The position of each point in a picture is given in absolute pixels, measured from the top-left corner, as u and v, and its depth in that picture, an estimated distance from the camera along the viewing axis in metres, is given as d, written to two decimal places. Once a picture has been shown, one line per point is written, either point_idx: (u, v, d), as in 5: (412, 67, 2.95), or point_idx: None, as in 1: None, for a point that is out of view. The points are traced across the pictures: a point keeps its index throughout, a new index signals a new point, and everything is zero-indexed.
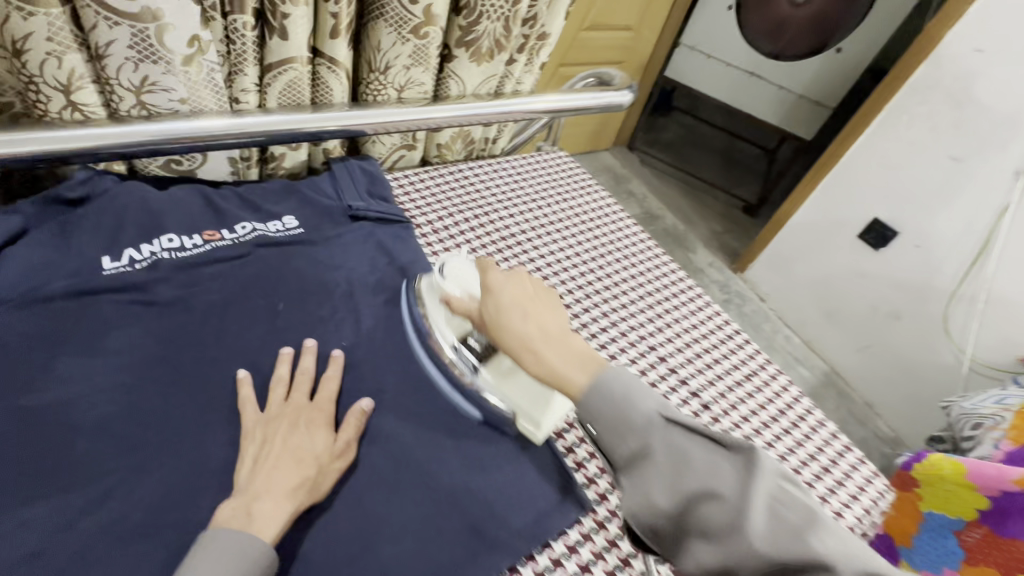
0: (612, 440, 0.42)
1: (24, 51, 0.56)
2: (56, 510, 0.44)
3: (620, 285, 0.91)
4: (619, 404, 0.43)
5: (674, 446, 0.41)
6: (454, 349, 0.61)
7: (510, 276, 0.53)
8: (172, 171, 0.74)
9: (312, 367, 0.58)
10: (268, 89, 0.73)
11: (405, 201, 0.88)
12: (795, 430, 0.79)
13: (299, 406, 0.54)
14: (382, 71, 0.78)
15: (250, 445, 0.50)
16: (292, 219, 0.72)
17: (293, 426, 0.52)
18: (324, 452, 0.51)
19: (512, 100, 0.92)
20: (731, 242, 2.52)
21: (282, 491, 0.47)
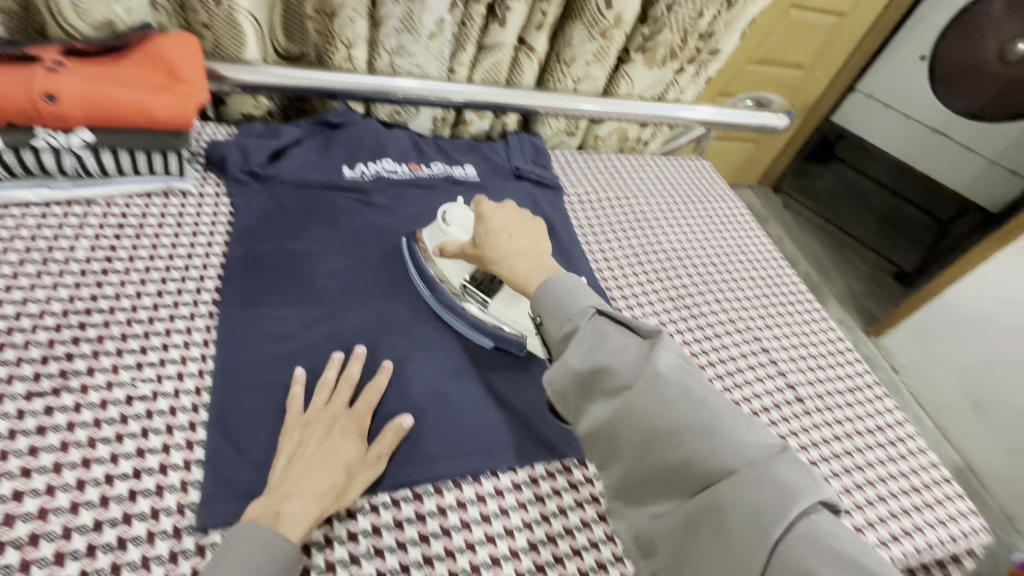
0: (552, 336, 0.55)
1: (336, 16, 0.80)
2: (300, 316, 0.64)
3: (752, 282, 0.93)
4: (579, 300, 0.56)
5: (603, 336, 0.53)
6: (461, 288, 0.69)
7: (498, 209, 0.67)
8: (393, 120, 0.96)
9: (356, 375, 0.60)
10: (477, 66, 0.92)
11: (559, 172, 1.02)
12: (907, 454, 0.75)
13: (335, 413, 0.56)
14: (567, 64, 0.93)
15: (286, 443, 0.53)
16: (472, 168, 0.90)
17: (326, 434, 0.54)
18: (355, 460, 0.53)
19: (671, 106, 1.03)
20: (870, 304, 2.33)
21: (311, 494, 0.49)
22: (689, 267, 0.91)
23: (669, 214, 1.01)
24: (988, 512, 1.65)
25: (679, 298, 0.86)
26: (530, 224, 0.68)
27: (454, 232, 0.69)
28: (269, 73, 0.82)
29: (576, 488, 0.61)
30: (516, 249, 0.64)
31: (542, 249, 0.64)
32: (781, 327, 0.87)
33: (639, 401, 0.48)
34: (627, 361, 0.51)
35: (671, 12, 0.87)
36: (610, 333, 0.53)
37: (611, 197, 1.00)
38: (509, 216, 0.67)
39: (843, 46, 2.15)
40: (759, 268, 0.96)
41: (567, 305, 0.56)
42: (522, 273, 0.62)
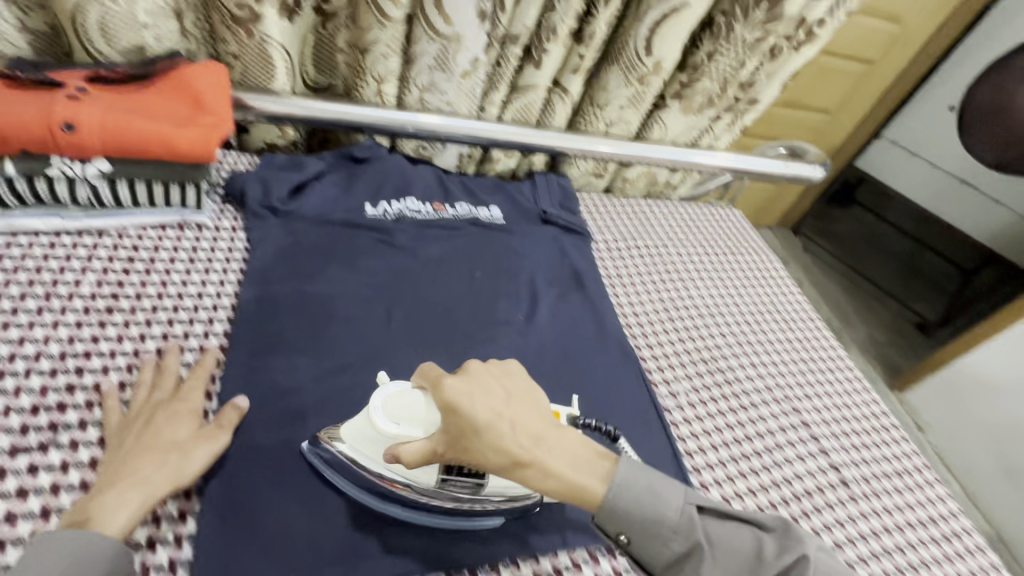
0: (649, 544, 0.50)
1: (368, 51, 0.77)
2: (312, 367, 0.60)
3: (781, 348, 0.90)
4: (658, 501, 0.50)
5: (712, 536, 0.51)
6: (438, 484, 0.53)
7: (488, 377, 0.51)
8: (418, 155, 0.94)
9: (175, 365, 0.57)
10: (508, 105, 0.90)
11: (588, 217, 0.99)
12: (949, 543, 0.72)
13: (156, 403, 0.53)
14: (601, 107, 0.91)
15: (110, 445, 0.50)
16: (498, 209, 0.87)
17: (145, 424, 0.51)
18: (185, 438, 0.50)
19: (704, 153, 0.99)
20: (892, 355, 2.26)
21: (134, 480, 0.46)
22: (716, 329, 0.89)
23: (697, 269, 0.98)
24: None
25: (706, 364, 0.83)
26: (503, 387, 0.51)
27: (405, 432, 0.50)
28: (295, 104, 0.79)
29: None
30: (528, 442, 0.49)
31: (546, 427, 0.50)
32: (814, 396, 0.85)
33: (648, 541, 0.50)
34: (676, 510, 0.51)
35: (713, 61, 0.83)
36: (712, 524, 0.52)
37: (642, 247, 0.98)
38: (488, 392, 0.50)
39: (870, 93, 2.13)
40: (790, 331, 0.94)
41: (645, 512, 0.50)
42: (565, 480, 0.49)
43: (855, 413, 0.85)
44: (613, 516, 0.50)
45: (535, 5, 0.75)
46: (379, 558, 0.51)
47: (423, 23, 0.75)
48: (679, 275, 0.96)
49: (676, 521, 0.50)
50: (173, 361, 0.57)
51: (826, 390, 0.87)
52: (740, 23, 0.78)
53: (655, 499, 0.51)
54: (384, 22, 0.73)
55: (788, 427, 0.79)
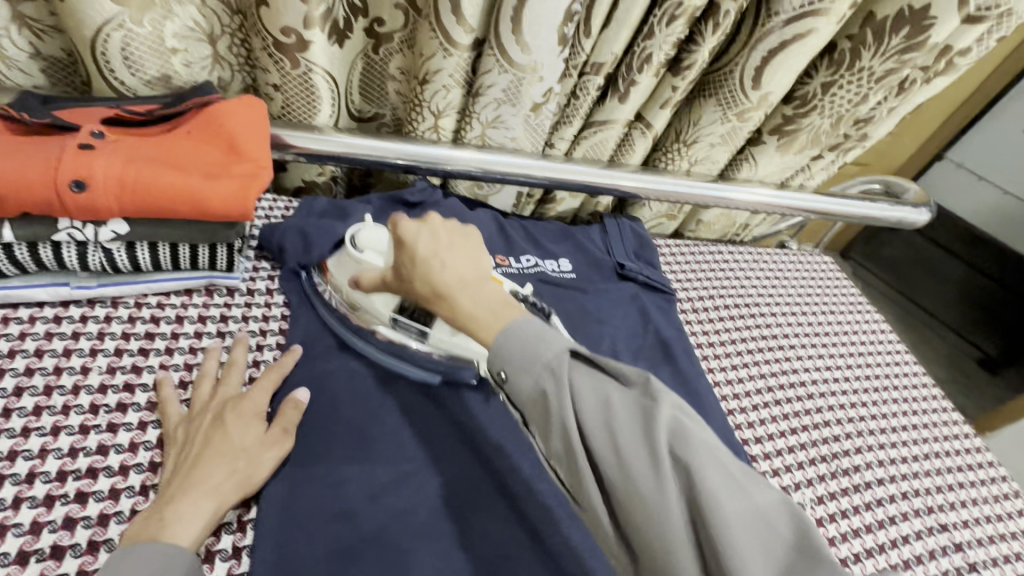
0: (519, 379, 0.39)
1: (428, 81, 0.66)
2: (366, 478, 0.49)
3: (905, 434, 0.76)
4: (602, 405, 0.37)
5: (582, 386, 0.38)
6: (391, 324, 0.58)
7: (435, 236, 0.50)
8: (473, 195, 0.83)
9: (240, 359, 0.54)
10: (580, 141, 0.78)
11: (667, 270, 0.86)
12: None
13: (222, 398, 0.50)
14: (687, 144, 0.79)
15: (172, 448, 0.47)
16: (567, 262, 0.75)
17: (215, 422, 0.48)
18: (251, 444, 0.47)
19: (799, 195, 0.86)
20: (956, 396, 2.09)
21: (207, 488, 0.43)
22: (825, 411, 0.75)
23: (794, 331, 0.84)
24: None
25: (821, 459, 0.70)
26: (460, 243, 0.50)
27: (368, 258, 0.56)
28: (340, 143, 0.69)
29: None
30: (453, 280, 0.46)
31: (490, 275, 0.48)
32: (956, 505, 0.70)
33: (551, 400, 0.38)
34: (616, 405, 0.37)
35: (829, 93, 0.70)
36: (586, 375, 0.39)
37: (733, 308, 0.84)
38: (438, 234, 0.50)
39: (937, 113, 1.97)
40: (913, 414, 0.79)
41: (538, 355, 0.39)
42: (466, 314, 0.44)
43: (1007, 524, 0.70)
44: (499, 351, 0.40)
45: (627, 29, 0.63)
46: None
47: (495, 51, 0.63)
48: (778, 343, 0.82)
49: (549, 366, 0.39)
50: (241, 355, 0.54)
51: (967, 491, 0.72)
52: (869, 51, 0.64)
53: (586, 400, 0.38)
54: (449, 49, 0.62)
55: (935, 552, 0.64)
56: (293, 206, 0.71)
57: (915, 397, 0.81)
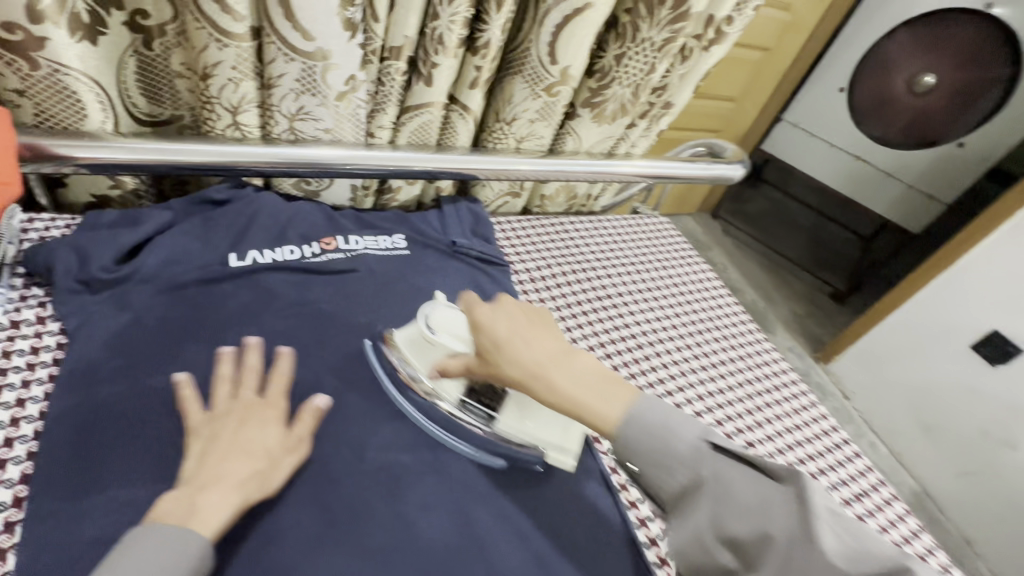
0: (661, 476, 0.48)
1: (211, 75, 0.62)
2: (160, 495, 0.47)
3: (719, 366, 0.87)
4: (751, 496, 0.46)
5: (722, 472, 0.47)
6: (459, 405, 0.58)
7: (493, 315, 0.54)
8: (301, 191, 0.80)
9: (257, 365, 0.54)
10: (401, 127, 0.77)
11: (507, 246, 0.89)
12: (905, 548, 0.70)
13: (248, 403, 0.51)
14: (507, 122, 0.81)
15: (194, 443, 0.47)
16: (401, 237, 0.77)
17: (241, 422, 0.49)
18: (275, 446, 0.49)
19: (623, 162, 0.92)
20: (813, 327, 2.36)
21: (231, 484, 0.45)
22: (654, 357, 0.84)
23: (629, 291, 0.92)
24: (949, 538, 1.66)
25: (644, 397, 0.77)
26: (545, 319, 0.57)
27: (444, 342, 0.58)
28: (121, 147, 0.62)
29: None
30: (545, 357, 0.52)
31: (571, 348, 0.54)
32: (761, 421, 0.81)
33: (653, 472, 0.48)
34: (749, 492, 0.46)
35: (622, 64, 0.76)
36: (726, 464, 0.48)
37: (568, 274, 0.89)
38: (512, 317, 0.55)
39: (768, 80, 2.20)
40: (728, 348, 0.91)
41: (677, 452, 0.48)
42: (557, 393, 0.50)
43: (801, 426, 0.83)
44: (625, 445, 0.49)
45: (413, 12, 0.63)
46: None
47: (275, 38, 0.60)
48: (611, 302, 0.89)
49: (688, 455, 0.48)
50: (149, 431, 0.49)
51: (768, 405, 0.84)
52: (646, 22, 0.71)
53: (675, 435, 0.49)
54: (223, 41, 0.58)
55: None
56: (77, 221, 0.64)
57: (731, 333, 0.93)
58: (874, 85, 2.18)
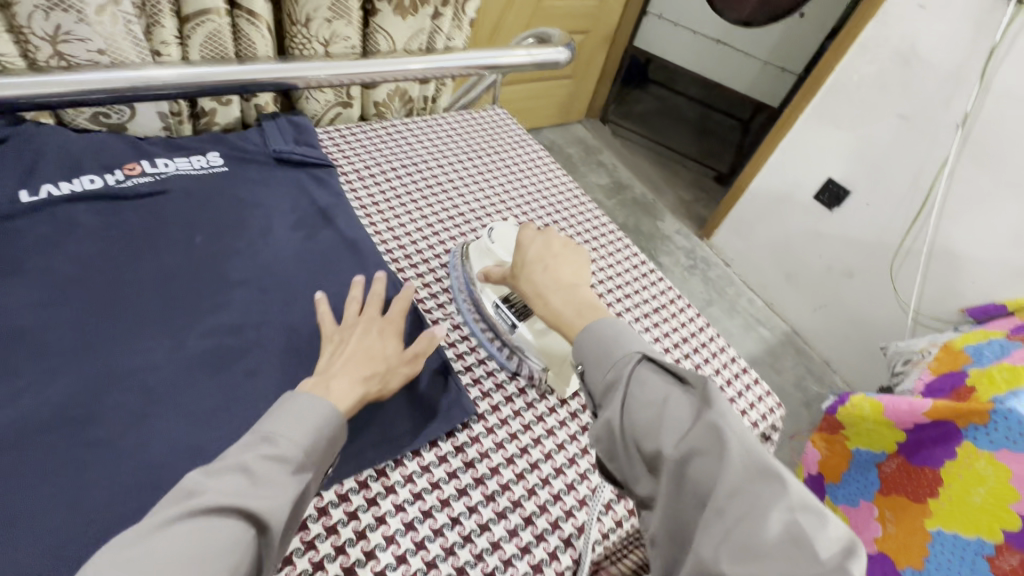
0: (593, 373, 0.50)
1: None
2: None
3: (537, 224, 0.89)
4: (663, 407, 0.45)
5: (646, 381, 0.47)
6: (494, 306, 0.66)
7: (537, 234, 0.64)
8: (101, 124, 0.77)
9: (382, 292, 0.63)
10: (189, 41, 0.76)
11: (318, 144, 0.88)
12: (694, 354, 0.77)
13: (370, 318, 0.60)
14: (304, 24, 0.81)
15: (327, 346, 0.56)
16: (216, 156, 0.76)
17: (368, 331, 0.58)
18: (393, 355, 0.58)
19: (442, 55, 0.95)
20: (699, 210, 2.54)
21: (356, 377, 0.53)
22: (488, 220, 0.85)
23: (451, 170, 0.92)
24: (814, 363, 1.96)
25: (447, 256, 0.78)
26: (567, 243, 0.65)
27: (499, 252, 0.68)
28: None
29: (374, 503, 0.52)
30: (551, 281, 0.58)
31: (581, 281, 0.59)
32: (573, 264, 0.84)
33: (590, 366, 0.50)
34: (667, 403, 0.45)
35: None
36: (651, 373, 0.48)
37: (383, 163, 0.89)
38: (546, 243, 0.64)
39: None
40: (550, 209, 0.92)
41: (611, 354, 0.50)
42: (552, 308, 0.56)
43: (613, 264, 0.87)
44: (579, 349, 0.52)
45: None
46: None
47: None
48: (425, 180, 0.89)
49: (622, 361, 0.49)
50: None
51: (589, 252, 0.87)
52: None
53: (621, 345, 0.51)
54: None
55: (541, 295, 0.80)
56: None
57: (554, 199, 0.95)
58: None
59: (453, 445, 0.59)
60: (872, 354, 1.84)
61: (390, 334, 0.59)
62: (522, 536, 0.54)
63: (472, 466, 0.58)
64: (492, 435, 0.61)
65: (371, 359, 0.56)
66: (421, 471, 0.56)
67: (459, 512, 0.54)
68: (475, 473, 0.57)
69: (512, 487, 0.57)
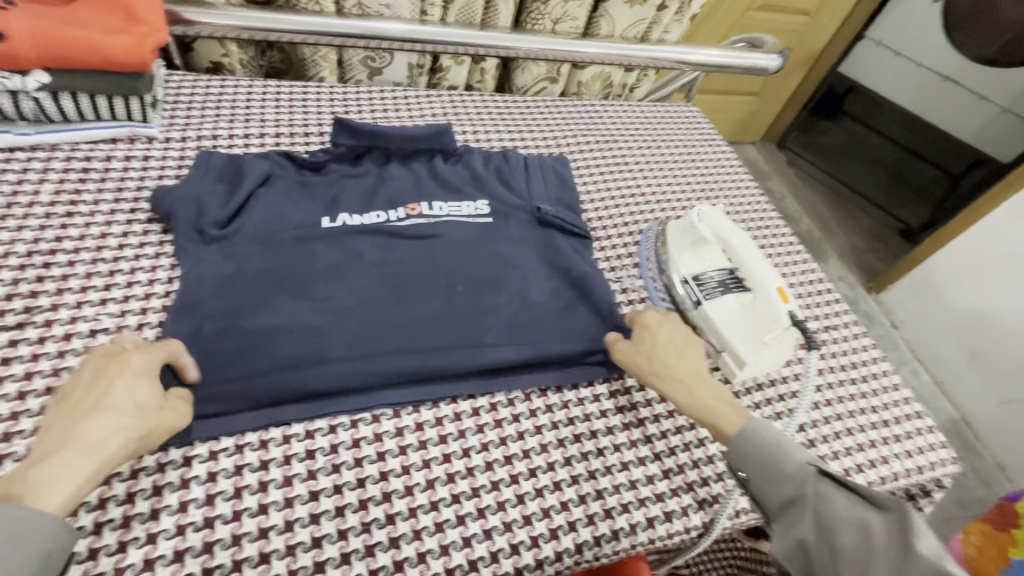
0: (766, 489, 0.54)
1: None
2: None
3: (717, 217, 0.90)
4: (848, 526, 0.48)
5: (825, 493, 0.51)
6: (682, 281, 0.67)
7: (662, 319, 0.65)
8: (367, 66, 0.95)
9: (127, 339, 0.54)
10: (450, 6, 0.90)
11: (524, 110, 0.98)
12: (868, 381, 0.69)
13: (107, 355, 0.51)
14: (543, 1, 0.91)
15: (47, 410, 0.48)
16: (484, 204, 0.74)
17: (87, 382, 0.48)
18: (145, 402, 0.49)
19: (656, 46, 0.99)
20: (873, 260, 2.27)
21: (81, 450, 0.44)
22: (669, 204, 0.87)
23: (640, 151, 0.96)
24: (982, 463, 1.66)
25: (625, 224, 0.82)
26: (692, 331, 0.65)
27: (702, 230, 0.66)
28: (233, 14, 0.79)
29: (518, 420, 0.61)
30: (687, 372, 0.61)
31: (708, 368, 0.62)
32: None
33: (761, 482, 0.54)
34: (851, 519, 0.49)
35: None
36: (831, 487, 0.51)
37: (578, 135, 0.96)
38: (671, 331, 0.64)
39: None
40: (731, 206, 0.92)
41: (782, 471, 0.53)
42: (699, 403, 0.59)
43: None
44: (736, 456, 0.56)
45: None
46: (336, 400, 0.58)
47: None
48: (615, 155, 0.94)
49: (798, 476, 0.52)
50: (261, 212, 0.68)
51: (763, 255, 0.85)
52: None
53: (784, 457, 0.54)
54: None
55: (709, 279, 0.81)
56: (229, 80, 0.84)
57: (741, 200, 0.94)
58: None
59: (592, 393, 0.65)
60: None
61: (138, 376, 0.50)
62: (642, 490, 0.59)
63: (604, 415, 0.64)
64: (628, 396, 0.66)
65: (128, 422, 0.47)
66: (577, 402, 0.64)
67: (588, 450, 0.61)
68: (623, 419, 0.64)
69: (639, 446, 0.62)
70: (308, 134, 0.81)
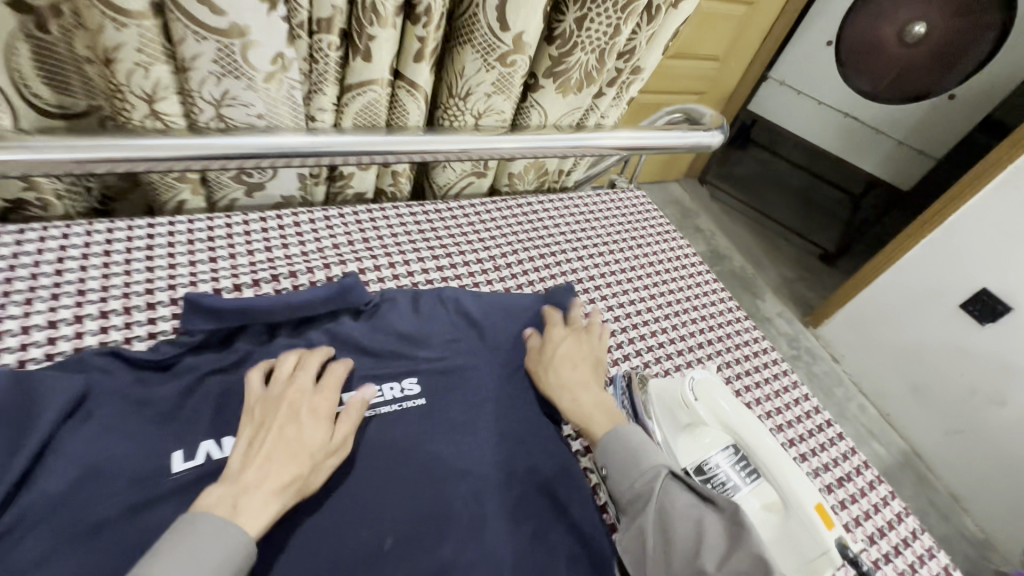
0: (621, 483, 0.54)
1: (114, 60, 0.55)
2: None
3: (686, 338, 0.79)
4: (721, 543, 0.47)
5: (670, 496, 0.51)
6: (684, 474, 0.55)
7: (568, 335, 0.67)
8: (242, 182, 0.74)
9: None
10: (345, 108, 0.72)
11: (451, 224, 0.82)
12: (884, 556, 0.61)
13: None
14: (462, 97, 0.76)
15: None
16: (414, 382, 0.59)
17: None
18: None
19: (597, 134, 0.86)
20: (804, 292, 2.32)
21: None
22: (634, 339, 0.76)
23: (589, 263, 0.84)
24: (937, 496, 1.68)
25: None
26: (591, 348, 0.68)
27: (698, 410, 0.56)
28: (18, 145, 0.54)
29: None
30: (576, 380, 0.62)
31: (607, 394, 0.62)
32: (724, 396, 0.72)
33: (617, 479, 0.54)
34: (714, 533, 0.48)
35: (584, 28, 0.71)
36: (677, 490, 0.51)
37: (517, 251, 0.82)
38: (568, 345, 0.66)
39: (751, 39, 2.12)
40: (694, 322, 0.82)
41: (637, 469, 0.53)
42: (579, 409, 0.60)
43: (773, 404, 0.74)
44: (604, 454, 0.56)
45: None
46: None
47: (181, 15, 0.53)
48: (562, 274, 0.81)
49: (649, 475, 0.53)
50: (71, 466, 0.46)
51: (742, 385, 0.75)
52: None
53: (644, 458, 0.55)
54: (120, 20, 0.51)
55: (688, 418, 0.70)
56: (28, 230, 0.61)
57: (705, 312, 0.84)
58: (866, 28, 2.05)
59: None
60: (1014, 501, 1.56)
61: None
62: None
63: None
64: None
65: None
66: None
67: None
68: None
69: None
70: (153, 306, 0.60)
